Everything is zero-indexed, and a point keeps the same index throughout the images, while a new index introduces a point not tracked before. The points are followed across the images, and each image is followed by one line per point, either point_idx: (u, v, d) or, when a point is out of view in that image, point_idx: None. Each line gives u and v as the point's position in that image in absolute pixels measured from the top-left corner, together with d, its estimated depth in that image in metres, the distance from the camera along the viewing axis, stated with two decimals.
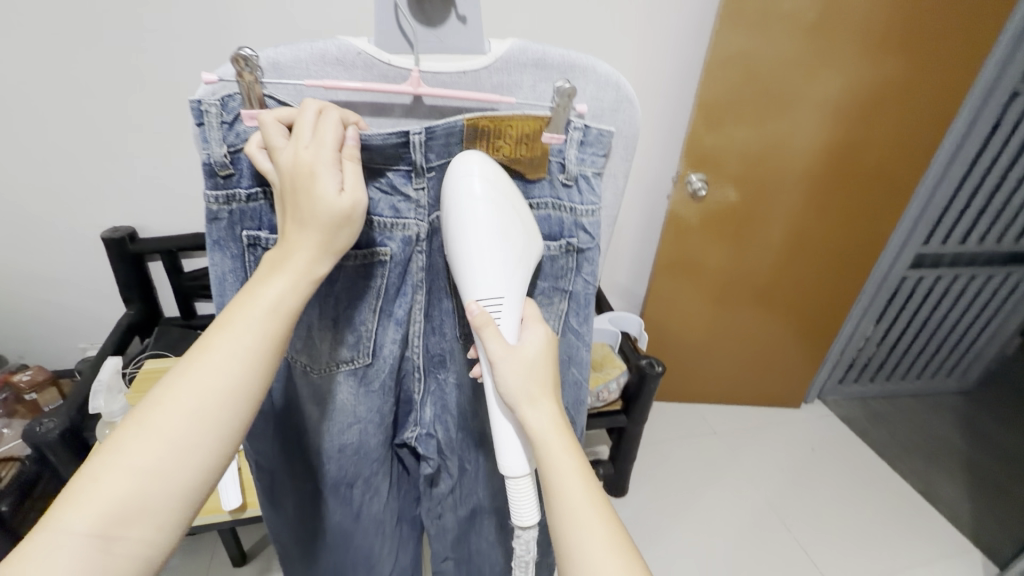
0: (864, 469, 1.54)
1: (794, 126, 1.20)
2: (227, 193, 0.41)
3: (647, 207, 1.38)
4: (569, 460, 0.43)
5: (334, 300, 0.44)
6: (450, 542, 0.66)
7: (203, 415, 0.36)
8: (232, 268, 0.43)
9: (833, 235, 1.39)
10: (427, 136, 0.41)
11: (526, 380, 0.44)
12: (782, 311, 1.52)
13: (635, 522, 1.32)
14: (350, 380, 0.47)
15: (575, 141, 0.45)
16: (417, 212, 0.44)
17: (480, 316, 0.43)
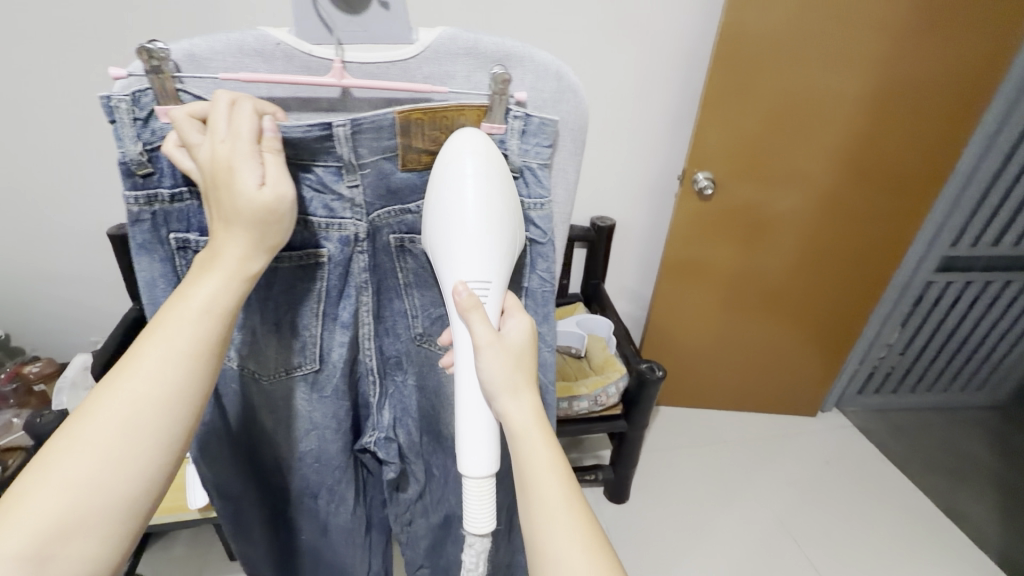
0: (882, 483, 1.47)
1: (806, 126, 1.15)
2: (147, 194, 0.40)
3: (653, 208, 1.35)
4: (547, 454, 0.44)
5: (274, 303, 0.44)
6: (425, 553, 0.65)
7: (139, 424, 0.36)
8: (162, 272, 0.44)
9: (850, 240, 1.33)
10: (353, 129, 0.39)
11: (511, 370, 0.43)
12: (795, 317, 1.46)
13: (635, 531, 1.29)
14: (302, 387, 0.48)
15: (515, 131, 0.42)
16: (352, 210, 0.42)
17: (468, 299, 0.41)
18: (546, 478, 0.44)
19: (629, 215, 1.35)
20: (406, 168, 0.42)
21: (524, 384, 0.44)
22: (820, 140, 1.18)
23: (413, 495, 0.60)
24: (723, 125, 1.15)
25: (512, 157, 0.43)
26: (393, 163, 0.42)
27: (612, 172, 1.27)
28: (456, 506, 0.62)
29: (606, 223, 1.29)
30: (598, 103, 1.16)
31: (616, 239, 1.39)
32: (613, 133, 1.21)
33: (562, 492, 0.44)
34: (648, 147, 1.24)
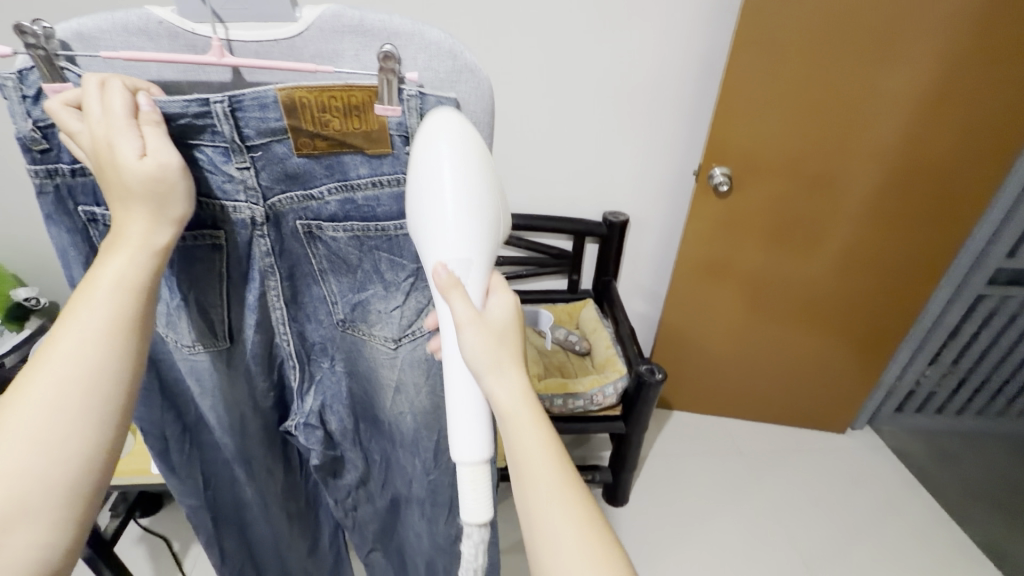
0: (914, 513, 1.35)
1: (832, 124, 1.07)
2: (46, 168, 0.39)
3: (670, 204, 1.29)
4: (535, 431, 0.41)
5: (181, 281, 0.46)
6: (373, 535, 0.74)
7: (65, 406, 0.34)
8: (72, 243, 0.43)
9: (884, 249, 1.23)
10: (233, 105, 0.38)
11: (493, 348, 0.41)
12: (823, 326, 1.36)
13: (633, 536, 1.25)
14: (215, 363, 0.51)
15: (413, 111, 0.39)
16: (246, 193, 0.43)
17: (447, 278, 0.40)
18: (535, 451, 0.41)
19: (645, 211, 1.30)
20: (301, 152, 0.41)
21: (511, 362, 0.42)
22: (854, 139, 1.09)
23: (351, 481, 0.66)
24: (742, 118, 1.08)
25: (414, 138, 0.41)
26: (286, 145, 0.41)
27: (628, 165, 1.23)
28: (399, 489, 0.69)
29: (619, 218, 1.25)
30: (612, 92, 1.12)
31: (631, 235, 1.34)
32: (628, 123, 1.16)
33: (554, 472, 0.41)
34: (664, 139, 1.19)
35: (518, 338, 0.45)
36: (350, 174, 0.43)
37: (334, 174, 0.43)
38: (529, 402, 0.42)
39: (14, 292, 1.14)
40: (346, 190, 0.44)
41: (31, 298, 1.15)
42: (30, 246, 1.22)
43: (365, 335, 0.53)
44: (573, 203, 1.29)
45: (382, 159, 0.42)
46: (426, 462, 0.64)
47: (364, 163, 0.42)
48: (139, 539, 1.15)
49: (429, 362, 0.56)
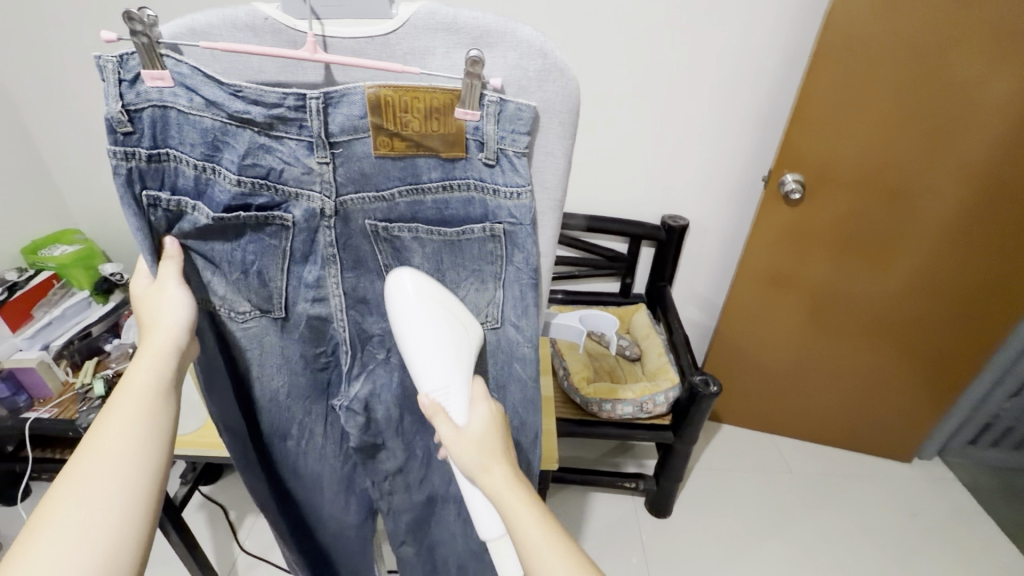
0: (986, 554, 1.24)
1: (923, 130, 0.99)
2: (125, 151, 0.39)
3: (733, 210, 1.24)
4: (528, 511, 0.42)
5: (243, 253, 0.47)
6: (407, 528, 0.71)
7: (129, 443, 0.41)
8: (137, 227, 0.43)
9: (972, 269, 1.13)
10: (325, 102, 0.40)
11: (477, 454, 0.45)
12: (891, 348, 1.28)
13: (674, 550, 1.22)
14: (272, 327, 0.52)
15: (491, 116, 0.40)
16: (322, 184, 0.43)
17: (431, 405, 0.46)
18: (527, 523, 0.42)
19: (706, 216, 1.26)
20: (379, 152, 0.42)
21: (499, 459, 0.45)
22: (941, 153, 1.01)
23: (390, 468, 0.65)
24: (817, 125, 1.03)
25: (487, 143, 0.41)
26: (366, 145, 0.42)
27: (691, 169, 1.19)
28: (438, 487, 0.69)
29: (679, 223, 1.22)
30: (678, 93, 1.10)
31: (690, 240, 1.30)
32: (693, 125, 1.13)
33: (541, 527, 0.42)
34: (730, 143, 1.15)
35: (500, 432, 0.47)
36: (422, 177, 0.44)
37: (406, 176, 0.44)
38: (513, 489, 0.43)
39: (102, 267, 1.23)
40: (416, 193, 0.45)
41: (117, 272, 1.25)
42: (118, 225, 1.31)
43: None
44: (630, 205, 1.26)
45: (455, 163, 0.43)
46: None
47: (438, 166, 0.43)
48: (200, 506, 1.21)
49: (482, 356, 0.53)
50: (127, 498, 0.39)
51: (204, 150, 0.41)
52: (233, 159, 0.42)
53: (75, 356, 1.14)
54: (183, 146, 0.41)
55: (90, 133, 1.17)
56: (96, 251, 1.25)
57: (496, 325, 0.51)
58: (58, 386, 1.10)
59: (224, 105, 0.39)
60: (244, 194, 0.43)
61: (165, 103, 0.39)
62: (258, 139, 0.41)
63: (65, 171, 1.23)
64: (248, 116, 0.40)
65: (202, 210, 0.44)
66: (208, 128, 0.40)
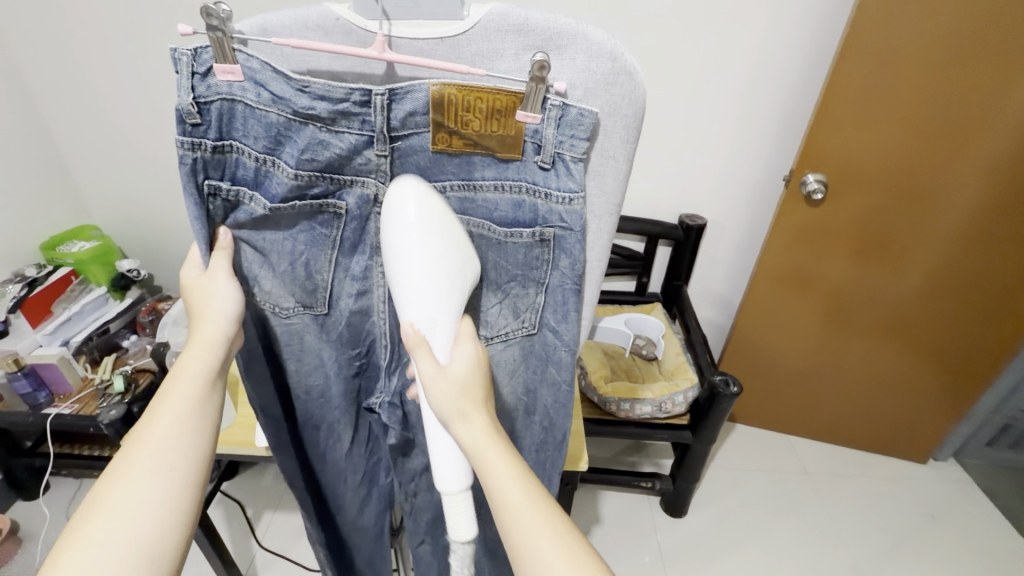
0: (1004, 555, 1.24)
1: (952, 128, 0.98)
2: (192, 141, 0.39)
3: (752, 209, 1.24)
4: (507, 462, 0.41)
5: (294, 245, 0.47)
6: (425, 527, 0.70)
7: (174, 429, 0.42)
8: (197, 216, 0.43)
9: (995, 271, 1.12)
10: (391, 97, 0.40)
11: (457, 395, 0.42)
12: (911, 350, 1.28)
13: (692, 549, 1.22)
14: (312, 325, 0.52)
15: (552, 120, 0.40)
16: (377, 175, 0.44)
17: (414, 336, 0.43)
18: (505, 481, 0.40)
19: (724, 215, 1.26)
20: (436, 147, 0.43)
21: (479, 406, 0.43)
22: (968, 156, 1.00)
23: (417, 465, 0.64)
24: (843, 123, 1.02)
25: (545, 147, 0.41)
26: (424, 139, 0.42)
27: (711, 168, 1.19)
28: None
29: (696, 222, 1.22)
30: (701, 93, 1.09)
31: (707, 239, 1.30)
32: (715, 125, 1.13)
33: (522, 488, 0.40)
34: (751, 142, 1.14)
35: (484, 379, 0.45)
36: (475, 174, 0.44)
37: (460, 173, 0.45)
38: (492, 440, 0.41)
39: (119, 264, 1.24)
40: (467, 189, 0.45)
41: (133, 269, 1.25)
42: (135, 223, 1.31)
43: None
44: (649, 204, 1.26)
45: (509, 164, 0.43)
46: None
47: (492, 166, 0.44)
48: (218, 503, 1.22)
49: (519, 363, 0.54)
50: (172, 481, 0.41)
51: (267, 143, 0.41)
52: (293, 153, 0.41)
53: (93, 352, 1.15)
54: (247, 139, 0.41)
55: (110, 130, 1.17)
56: (112, 247, 1.25)
57: (535, 330, 0.51)
58: (78, 380, 1.11)
59: (291, 100, 0.39)
60: (301, 186, 0.43)
61: (233, 96, 0.39)
62: (319, 134, 0.41)
63: (84, 170, 1.23)
64: (313, 111, 0.40)
65: (259, 201, 0.44)
66: (272, 123, 0.40)
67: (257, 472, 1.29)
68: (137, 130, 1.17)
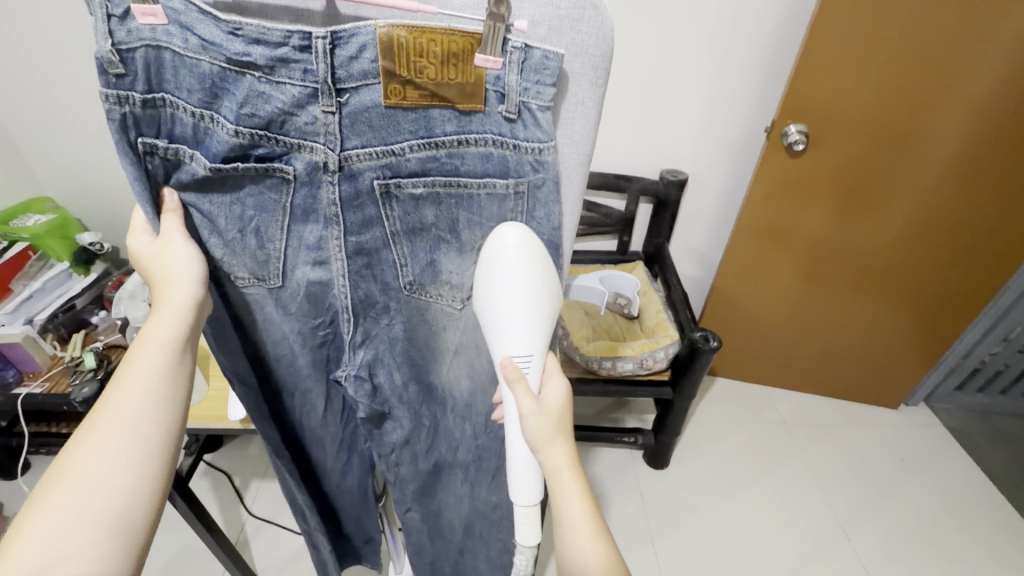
0: (965, 493, 1.31)
1: (936, 68, 0.95)
2: (117, 94, 0.36)
3: (733, 162, 1.21)
4: (577, 499, 0.47)
5: (242, 207, 0.44)
6: (412, 495, 0.71)
7: (145, 396, 0.41)
8: (135, 177, 0.39)
9: (975, 217, 1.12)
10: (333, 41, 0.37)
11: (550, 428, 0.47)
12: (885, 299, 1.30)
13: (672, 499, 1.26)
14: (268, 298, 0.50)
15: (514, 65, 0.37)
16: (326, 135, 0.41)
17: (513, 370, 0.45)
18: (579, 522, 0.47)
19: (704, 169, 1.23)
20: (389, 102, 0.39)
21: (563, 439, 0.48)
22: (953, 97, 0.98)
23: (397, 437, 0.64)
24: (827, 71, 0.99)
25: (509, 95, 0.38)
26: (375, 92, 0.39)
27: (689, 121, 1.15)
28: (443, 456, 0.66)
29: (677, 177, 1.19)
30: (678, 42, 1.05)
31: (688, 195, 1.28)
32: (694, 75, 1.09)
33: (588, 528, 0.47)
34: (731, 92, 1.11)
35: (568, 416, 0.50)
36: (435, 130, 0.41)
37: (419, 129, 0.41)
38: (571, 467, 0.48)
39: (79, 237, 1.19)
40: (428, 147, 0.42)
41: (96, 242, 1.20)
42: (92, 193, 1.25)
43: (430, 298, 0.51)
44: (628, 160, 1.22)
45: (471, 117, 0.40)
46: (477, 426, 0.61)
47: (453, 119, 0.40)
48: (204, 474, 1.22)
49: None
50: (141, 450, 0.40)
51: (203, 97, 0.38)
52: (231, 107, 0.38)
53: (61, 329, 1.11)
54: (180, 92, 0.38)
55: (53, 95, 1.09)
56: (71, 220, 1.20)
57: None
58: (46, 359, 1.08)
59: (223, 46, 0.36)
60: (244, 146, 0.40)
61: (159, 43, 0.36)
62: (258, 86, 0.38)
63: (28, 137, 1.15)
64: (248, 58, 0.36)
65: (200, 161, 0.41)
66: (205, 73, 0.37)
67: (241, 442, 1.28)
68: (81, 91, 1.09)
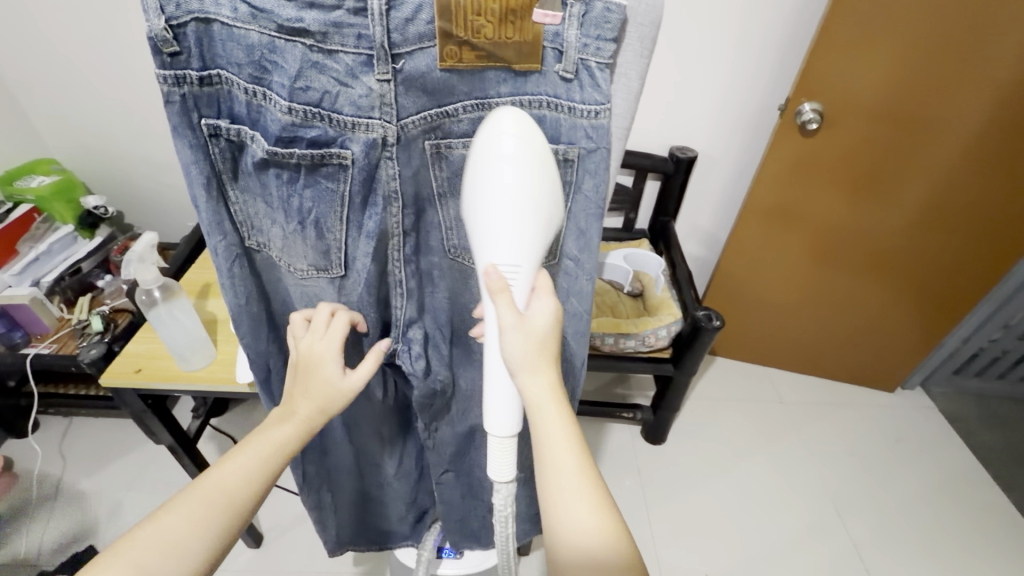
0: (958, 475, 1.33)
1: (949, 55, 0.94)
2: (175, 73, 0.38)
3: (747, 141, 1.20)
4: (567, 439, 0.44)
5: (298, 198, 0.45)
6: (449, 458, 0.73)
7: (229, 492, 0.43)
8: (194, 160, 0.41)
9: (989, 201, 1.10)
10: (387, 4, 0.37)
11: (533, 353, 0.45)
12: (899, 286, 1.29)
13: (668, 473, 1.29)
14: (330, 284, 0.51)
15: (574, 18, 0.39)
16: (381, 108, 0.41)
17: (497, 280, 0.44)
18: (568, 468, 0.44)
19: (718, 147, 1.21)
20: (444, 65, 0.40)
21: (548, 367, 0.45)
22: (973, 82, 0.96)
23: (438, 404, 0.64)
24: (844, 49, 0.97)
25: (568, 52, 0.40)
26: (430, 56, 0.40)
27: (703, 96, 1.13)
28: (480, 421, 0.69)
29: (687, 154, 1.17)
30: (696, 15, 1.02)
31: (699, 172, 1.26)
32: (713, 50, 1.07)
33: (576, 464, 0.44)
34: (748, 68, 1.09)
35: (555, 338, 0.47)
36: (489, 92, 0.43)
37: (473, 91, 0.43)
38: (556, 401, 0.45)
39: (84, 200, 1.17)
40: (481, 108, 0.44)
41: (100, 206, 1.19)
42: (94, 155, 1.23)
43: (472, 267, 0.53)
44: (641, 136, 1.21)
45: (526, 77, 0.42)
46: None
47: (508, 80, 0.42)
48: (210, 438, 1.24)
49: None
50: (196, 548, 0.40)
51: (252, 71, 0.39)
52: (284, 82, 0.39)
53: (67, 292, 1.12)
54: (231, 67, 0.39)
55: (50, 50, 1.06)
56: (75, 182, 1.18)
57: (555, 261, 0.51)
58: (54, 321, 1.09)
59: (274, 12, 0.37)
60: (296, 124, 0.41)
61: (207, 14, 0.37)
62: (310, 55, 0.38)
63: (31, 98, 1.14)
64: (301, 24, 0.37)
65: (259, 141, 0.42)
66: (253, 44, 0.38)
67: (247, 408, 1.30)
68: (81, 50, 1.06)
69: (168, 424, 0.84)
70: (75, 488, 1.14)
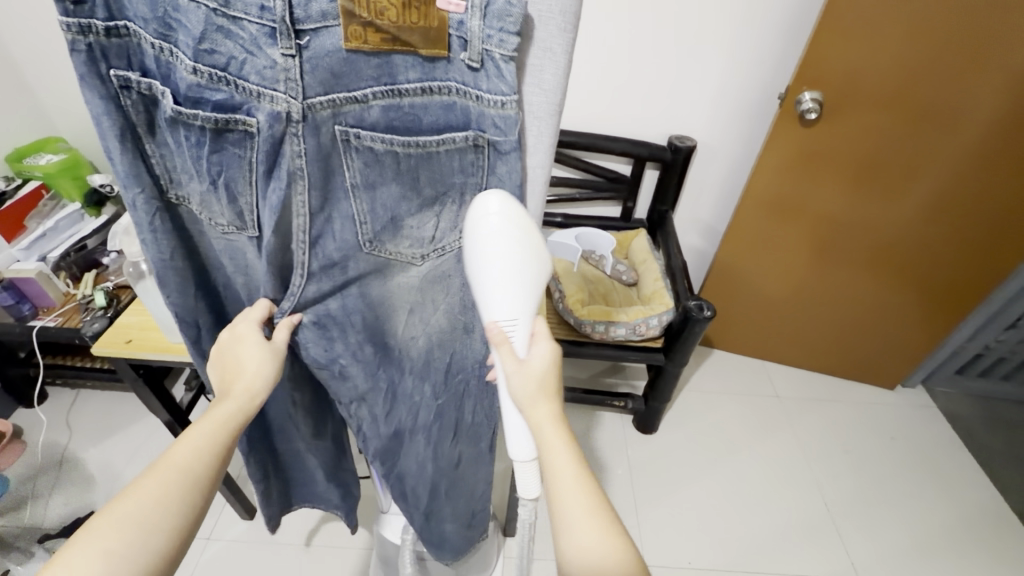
0: (954, 474, 1.32)
1: (965, 44, 0.91)
2: (78, 23, 0.37)
3: (746, 130, 1.18)
4: (566, 455, 0.47)
5: (207, 162, 0.44)
6: (375, 451, 0.69)
7: (190, 466, 0.44)
8: (106, 111, 0.41)
9: (990, 200, 1.08)
10: None
11: (535, 387, 0.50)
12: (898, 281, 1.27)
13: (657, 462, 1.30)
14: (252, 244, 0.51)
15: (477, 9, 0.40)
16: (286, 83, 0.40)
17: (498, 333, 0.50)
18: (565, 478, 0.46)
19: (717, 138, 1.20)
20: (350, 45, 0.40)
21: (549, 399, 0.50)
22: (985, 75, 0.93)
23: (354, 391, 0.62)
24: (848, 33, 0.95)
25: (473, 41, 0.41)
26: (335, 36, 0.40)
27: (701, 84, 1.12)
28: (402, 421, 0.67)
29: (686, 143, 1.16)
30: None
31: (697, 163, 1.25)
32: (709, 36, 1.05)
33: (572, 471, 0.46)
34: (749, 56, 1.07)
35: (557, 376, 0.52)
36: (398, 77, 0.43)
37: (382, 76, 0.43)
38: (557, 425, 0.48)
39: (91, 178, 1.19)
40: (392, 96, 0.44)
41: (106, 183, 1.20)
42: None
43: (389, 255, 0.52)
44: (635, 124, 1.19)
45: (435, 63, 0.43)
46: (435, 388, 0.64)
47: (416, 66, 0.43)
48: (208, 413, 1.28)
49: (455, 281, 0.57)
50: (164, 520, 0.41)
51: (157, 27, 0.39)
52: (189, 43, 0.39)
53: (73, 268, 1.13)
54: (139, 21, 0.39)
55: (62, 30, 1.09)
56: (83, 160, 1.21)
57: None
58: (60, 295, 1.12)
59: None
60: (201, 86, 0.40)
61: None
62: (215, 19, 0.38)
63: (43, 78, 1.16)
64: None
65: (167, 97, 0.41)
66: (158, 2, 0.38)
67: None
68: None
69: (163, 399, 0.87)
70: (78, 457, 1.18)
